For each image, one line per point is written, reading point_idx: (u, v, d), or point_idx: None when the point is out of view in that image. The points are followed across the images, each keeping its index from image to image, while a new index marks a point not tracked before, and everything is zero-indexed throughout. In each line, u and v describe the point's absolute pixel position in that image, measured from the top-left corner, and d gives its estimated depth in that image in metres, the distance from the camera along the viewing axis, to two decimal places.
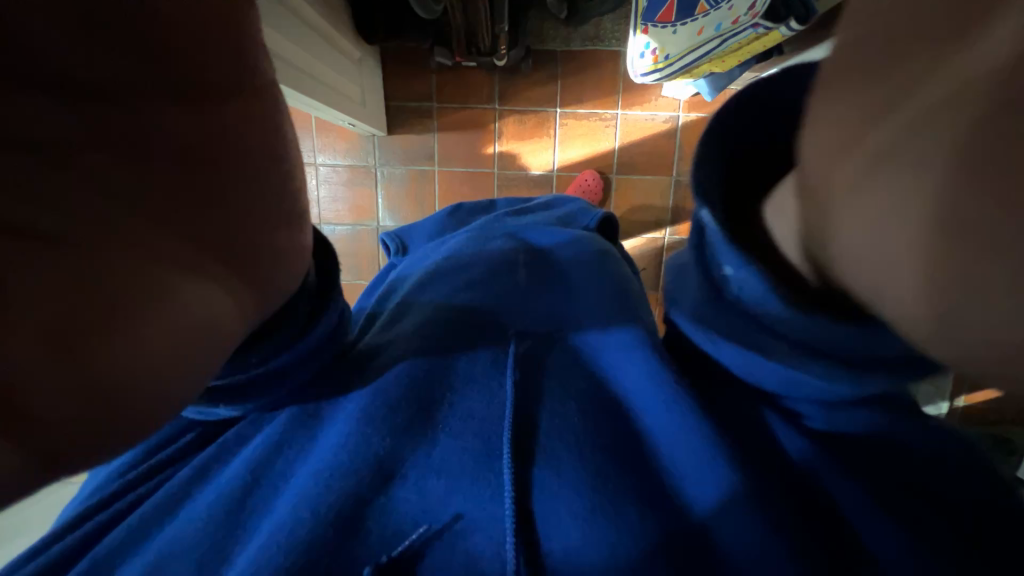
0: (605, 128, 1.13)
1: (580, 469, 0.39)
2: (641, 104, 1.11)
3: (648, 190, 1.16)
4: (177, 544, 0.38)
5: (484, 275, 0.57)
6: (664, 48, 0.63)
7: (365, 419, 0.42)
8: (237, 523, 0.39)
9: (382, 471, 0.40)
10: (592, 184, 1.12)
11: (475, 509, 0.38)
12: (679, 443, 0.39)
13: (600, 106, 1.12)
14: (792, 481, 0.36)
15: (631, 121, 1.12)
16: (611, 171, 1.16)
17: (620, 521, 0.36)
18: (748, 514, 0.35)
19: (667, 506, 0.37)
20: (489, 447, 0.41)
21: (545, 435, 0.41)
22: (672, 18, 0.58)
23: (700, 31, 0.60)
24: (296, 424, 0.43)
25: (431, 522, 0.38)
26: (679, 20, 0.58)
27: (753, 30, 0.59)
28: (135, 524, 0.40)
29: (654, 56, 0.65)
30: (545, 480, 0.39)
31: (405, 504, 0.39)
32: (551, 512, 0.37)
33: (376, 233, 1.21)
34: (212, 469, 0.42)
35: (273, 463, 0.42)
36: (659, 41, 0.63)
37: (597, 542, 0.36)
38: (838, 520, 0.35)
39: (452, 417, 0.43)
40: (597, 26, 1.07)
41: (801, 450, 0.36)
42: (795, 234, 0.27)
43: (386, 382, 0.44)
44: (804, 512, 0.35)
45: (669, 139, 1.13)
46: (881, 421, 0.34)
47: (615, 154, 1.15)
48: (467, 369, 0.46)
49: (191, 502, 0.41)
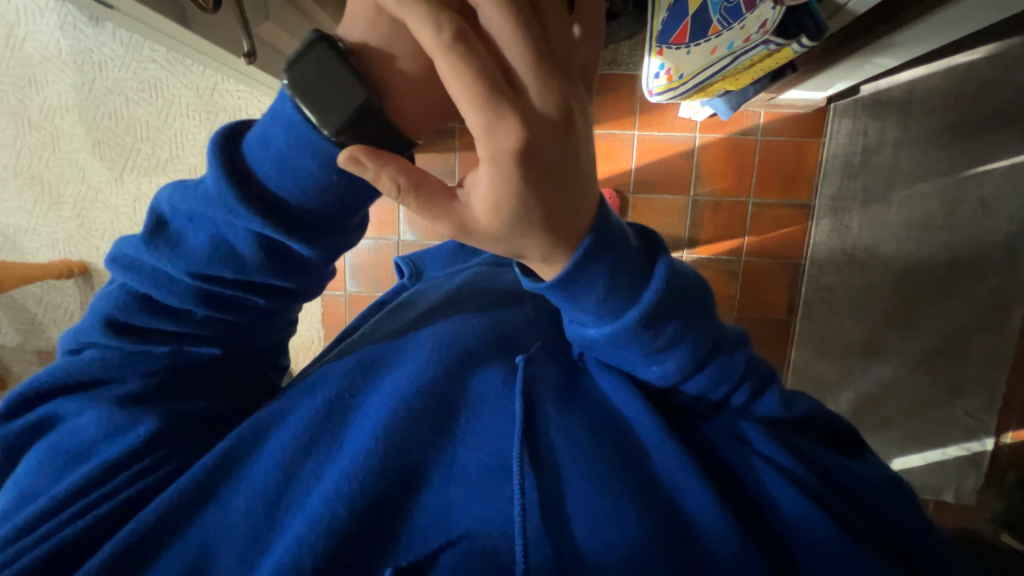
0: (622, 148, 1.16)
1: (590, 482, 0.45)
2: (658, 126, 1.14)
3: (666, 209, 1.18)
4: (220, 537, 0.44)
5: (493, 299, 0.59)
6: (677, 68, 0.67)
7: (392, 434, 0.48)
8: (272, 519, 0.45)
9: (410, 481, 0.47)
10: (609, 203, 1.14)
11: (486, 520, 0.46)
12: (676, 470, 0.46)
13: (618, 127, 1.15)
14: (771, 505, 0.46)
15: (648, 141, 1.15)
16: (628, 190, 1.18)
17: (624, 523, 0.44)
18: (736, 529, 0.43)
19: (670, 522, 0.44)
20: (502, 462, 0.47)
21: (561, 452, 0.47)
22: (686, 39, 0.64)
23: (713, 50, 0.61)
24: (323, 428, 0.49)
25: (449, 533, 0.46)
26: (692, 40, 0.63)
27: (765, 47, 0.56)
28: (154, 519, 0.43)
29: (668, 75, 0.69)
30: (562, 496, 0.46)
31: (430, 509, 0.47)
32: (576, 522, 0.45)
33: (396, 247, 1.25)
34: (238, 462, 0.47)
35: (303, 463, 0.48)
36: (673, 61, 0.67)
37: (609, 542, 0.43)
38: (804, 533, 0.44)
39: (470, 430, 0.49)
40: (614, 51, 1.11)
41: (783, 475, 0.46)
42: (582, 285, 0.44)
43: (408, 398, 0.49)
44: (776, 527, 0.45)
45: (686, 159, 1.15)
46: (838, 465, 0.49)
47: (632, 174, 1.17)
48: (481, 387, 0.51)
49: (227, 493, 0.46)
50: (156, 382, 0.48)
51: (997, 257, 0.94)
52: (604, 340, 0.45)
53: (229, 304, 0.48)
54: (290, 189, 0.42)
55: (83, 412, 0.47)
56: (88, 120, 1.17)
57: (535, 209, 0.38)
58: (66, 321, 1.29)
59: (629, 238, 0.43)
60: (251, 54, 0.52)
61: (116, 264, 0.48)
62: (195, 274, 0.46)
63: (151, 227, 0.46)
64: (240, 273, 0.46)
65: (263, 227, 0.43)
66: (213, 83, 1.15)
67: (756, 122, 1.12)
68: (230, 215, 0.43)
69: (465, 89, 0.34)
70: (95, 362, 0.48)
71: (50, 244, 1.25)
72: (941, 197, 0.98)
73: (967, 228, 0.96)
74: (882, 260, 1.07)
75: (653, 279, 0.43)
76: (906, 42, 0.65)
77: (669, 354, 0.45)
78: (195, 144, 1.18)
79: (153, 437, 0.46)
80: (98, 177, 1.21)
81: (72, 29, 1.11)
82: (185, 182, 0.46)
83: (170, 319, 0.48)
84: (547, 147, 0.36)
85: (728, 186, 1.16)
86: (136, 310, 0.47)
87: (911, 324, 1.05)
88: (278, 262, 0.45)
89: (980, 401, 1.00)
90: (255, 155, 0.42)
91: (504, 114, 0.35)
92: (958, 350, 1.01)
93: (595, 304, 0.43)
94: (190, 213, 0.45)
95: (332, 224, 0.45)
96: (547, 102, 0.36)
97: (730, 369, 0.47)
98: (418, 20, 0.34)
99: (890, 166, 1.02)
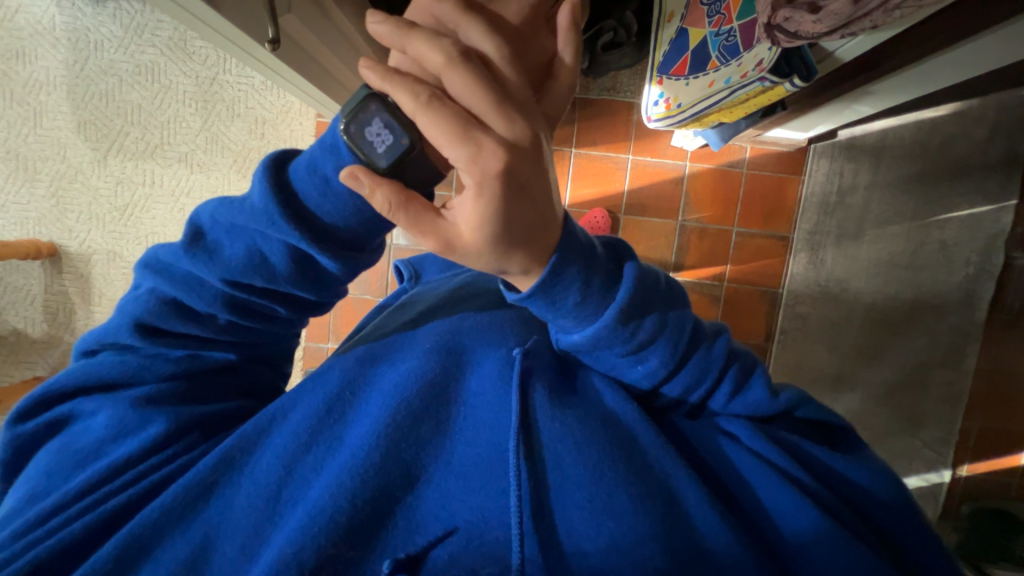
0: (616, 170, 1.20)
1: (585, 471, 0.48)
2: (651, 152, 1.19)
3: (654, 232, 1.22)
4: (229, 526, 0.49)
5: (491, 303, 0.62)
6: (677, 97, 0.71)
7: (392, 427, 0.51)
8: (276, 509, 0.50)
9: (409, 476, 0.51)
10: (601, 222, 1.18)
11: (477, 516, 0.49)
12: (662, 469, 0.49)
13: (613, 149, 1.19)
14: (747, 511, 0.50)
15: (642, 165, 1.19)
16: (621, 211, 1.21)
17: (618, 512, 0.47)
18: (722, 520, 0.47)
19: (659, 524, 0.47)
20: (501, 452, 0.50)
21: (549, 443, 0.50)
22: (686, 71, 0.69)
23: (712, 83, 0.65)
24: (323, 423, 0.53)
25: (443, 525, 0.49)
26: (691, 73, 0.68)
27: (760, 84, 0.60)
28: (164, 507, 0.48)
29: (668, 104, 0.72)
30: (558, 491, 0.49)
31: (427, 505, 0.50)
32: (569, 515, 0.48)
33: (389, 249, 1.24)
34: (238, 460, 0.51)
35: (303, 458, 0.51)
36: (672, 91, 0.71)
37: (600, 536, 0.47)
38: (775, 535, 0.49)
39: (467, 428, 0.52)
40: (614, 78, 1.16)
41: (768, 485, 0.50)
42: (566, 305, 0.47)
43: (409, 396, 0.52)
44: (752, 534, 0.49)
45: (677, 185, 1.20)
46: (823, 457, 0.53)
47: (626, 195, 1.21)
48: (477, 386, 0.54)
49: (230, 489, 0.50)
50: (173, 385, 0.56)
51: (954, 300, 1.00)
52: (587, 342, 0.49)
53: (252, 312, 0.55)
54: (327, 209, 0.47)
55: (98, 412, 0.55)
56: (76, 99, 1.14)
57: (513, 227, 0.41)
58: (26, 305, 1.22)
59: (597, 247, 0.48)
60: (276, 41, 0.51)
61: (147, 269, 0.55)
62: (227, 280, 0.52)
63: (189, 238, 0.52)
64: (268, 282, 0.52)
65: (298, 240, 0.48)
66: (214, 73, 1.14)
67: (743, 155, 1.18)
68: (270, 227, 0.48)
69: (443, 131, 0.39)
70: (114, 364, 0.55)
71: (18, 223, 1.19)
72: (908, 238, 1.04)
73: (929, 270, 1.03)
74: (853, 295, 1.13)
75: (623, 280, 0.48)
76: (883, 92, 0.72)
77: (650, 351, 0.50)
78: (188, 132, 1.16)
79: (168, 432, 0.54)
80: (80, 157, 1.17)
81: (70, 7, 1.09)
82: (227, 198, 0.52)
83: (195, 324, 0.54)
84: (521, 172, 0.39)
85: (715, 215, 1.21)
86: (167, 314, 0.54)
87: (876, 356, 1.10)
88: (305, 275, 0.51)
89: (939, 434, 1.02)
90: (300, 178, 0.47)
91: (475, 147, 0.38)
92: (917, 384, 1.05)
93: (573, 307, 0.47)
94: (228, 227, 0.51)
95: (354, 242, 0.50)
96: (514, 130, 0.39)
97: (709, 361, 0.51)
98: (399, 90, 0.40)
99: (862, 207, 1.10)
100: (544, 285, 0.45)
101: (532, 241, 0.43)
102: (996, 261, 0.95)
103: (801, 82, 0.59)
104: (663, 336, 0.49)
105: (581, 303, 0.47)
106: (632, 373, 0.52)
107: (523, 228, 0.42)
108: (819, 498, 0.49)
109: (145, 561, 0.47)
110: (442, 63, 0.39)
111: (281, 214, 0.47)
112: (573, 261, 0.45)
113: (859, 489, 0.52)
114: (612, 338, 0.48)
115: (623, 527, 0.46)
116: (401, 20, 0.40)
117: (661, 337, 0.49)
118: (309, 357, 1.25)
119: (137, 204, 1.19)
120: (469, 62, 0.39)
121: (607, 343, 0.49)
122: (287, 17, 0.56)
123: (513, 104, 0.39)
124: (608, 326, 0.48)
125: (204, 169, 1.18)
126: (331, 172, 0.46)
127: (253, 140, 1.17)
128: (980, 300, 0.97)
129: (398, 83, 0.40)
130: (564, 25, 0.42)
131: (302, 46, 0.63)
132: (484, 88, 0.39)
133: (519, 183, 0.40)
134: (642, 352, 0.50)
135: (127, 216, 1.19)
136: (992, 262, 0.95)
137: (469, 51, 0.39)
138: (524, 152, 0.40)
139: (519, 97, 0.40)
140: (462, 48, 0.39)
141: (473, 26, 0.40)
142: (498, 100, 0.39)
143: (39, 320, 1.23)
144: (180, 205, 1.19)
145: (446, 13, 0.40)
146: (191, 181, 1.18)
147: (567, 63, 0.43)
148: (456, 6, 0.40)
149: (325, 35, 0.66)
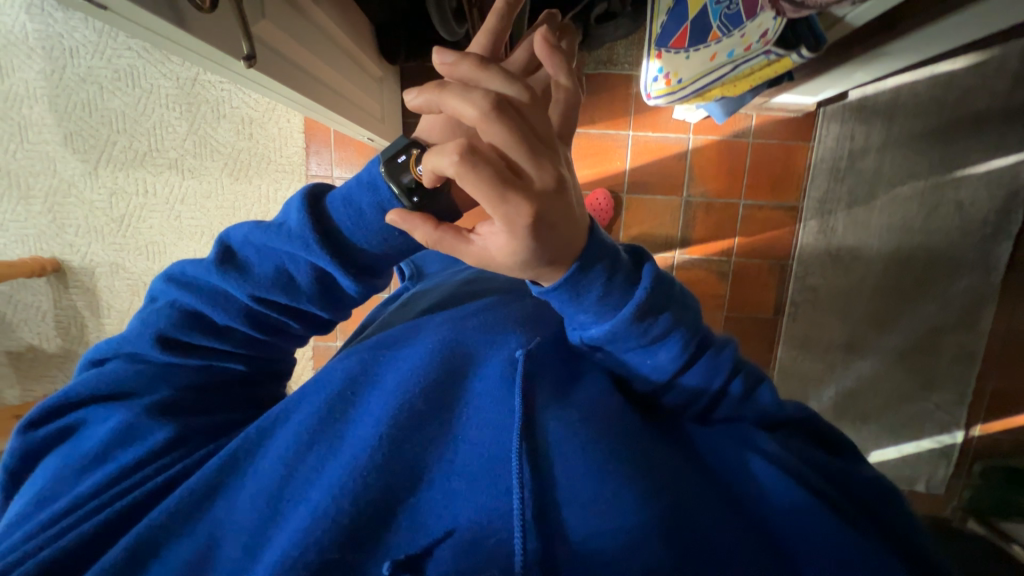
0: (617, 148, 1.17)
1: (588, 470, 0.46)
2: (652, 127, 1.15)
3: (658, 210, 1.19)
4: (230, 524, 0.49)
5: (494, 301, 0.60)
6: (676, 73, 0.67)
7: (394, 425, 0.50)
8: (278, 513, 0.49)
9: (414, 477, 0.49)
10: (604, 204, 1.15)
11: (473, 514, 0.46)
12: (672, 463, 0.48)
13: (612, 127, 1.15)
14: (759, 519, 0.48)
15: (642, 142, 1.16)
16: (622, 190, 1.19)
17: (625, 507, 0.44)
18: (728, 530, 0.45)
19: (671, 528, 0.44)
20: (503, 450, 0.47)
21: (554, 435, 0.48)
22: (685, 43, 0.64)
23: (713, 57, 0.61)
24: (325, 425, 0.52)
25: (441, 529, 0.46)
26: (691, 45, 0.63)
27: (766, 57, 0.58)
28: (174, 509, 0.49)
29: (667, 80, 0.68)
30: (564, 493, 0.46)
31: (430, 505, 0.48)
32: (576, 513, 0.45)
33: None
34: (244, 464, 0.52)
35: (306, 460, 0.51)
36: (671, 65, 0.67)
37: (610, 534, 0.44)
38: (776, 531, 0.47)
39: (469, 426, 0.50)
40: (610, 50, 1.11)
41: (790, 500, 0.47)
42: (597, 297, 0.46)
43: (414, 395, 0.51)
44: (765, 545, 0.46)
45: (679, 160, 1.16)
46: (853, 475, 0.51)
47: (627, 174, 1.18)
48: (481, 386, 0.52)
49: (233, 492, 0.51)
50: (187, 395, 0.57)
51: (970, 258, 1.03)
52: (604, 336, 0.48)
53: (272, 327, 0.57)
54: (359, 237, 0.49)
55: (109, 417, 0.56)
56: (58, 110, 1.11)
57: (549, 251, 0.40)
58: (38, 320, 1.24)
59: (621, 252, 0.47)
60: (250, 56, 0.49)
61: (173, 282, 0.57)
62: (255, 296, 0.54)
63: (219, 256, 0.54)
64: (293, 300, 0.53)
65: (331, 264, 0.49)
66: (194, 74, 1.11)
67: (748, 124, 1.13)
68: (304, 250, 0.50)
69: (505, 145, 0.37)
70: (130, 374, 0.57)
71: (20, 240, 1.18)
72: (922, 199, 1.04)
73: (941, 230, 1.04)
74: (865, 263, 1.10)
75: (642, 278, 0.47)
76: (896, 53, 0.68)
77: (662, 345, 0.49)
78: (176, 137, 1.14)
79: (178, 436, 0.55)
80: (70, 170, 1.15)
81: (40, 11, 1.05)
82: (260, 221, 0.53)
83: (218, 338, 0.56)
84: (550, 214, 0.38)
85: (721, 188, 1.17)
86: (188, 326, 0.56)
87: (889, 323, 1.11)
88: (326, 296, 0.53)
89: (952, 396, 1.09)
90: (337, 211, 0.49)
91: (511, 198, 0.36)
92: (930, 347, 1.09)
93: (596, 300, 0.46)
94: (260, 246, 0.53)
95: (373, 267, 0.52)
96: (554, 158, 0.39)
97: (717, 366, 0.51)
98: (459, 96, 0.37)
99: (875, 171, 1.06)
100: (567, 282, 0.44)
101: (559, 264, 0.42)
102: (1014, 218, 0.99)
103: (809, 52, 0.56)
104: (681, 320, 0.48)
105: (608, 295, 0.46)
106: (638, 368, 0.51)
107: (557, 251, 0.41)
108: (826, 495, 0.48)
109: (155, 559, 0.47)
110: (476, 117, 0.37)
111: (317, 240, 0.49)
112: (594, 260, 0.44)
113: (887, 499, 0.50)
114: (625, 328, 0.47)
115: (627, 527, 0.44)
116: (432, 84, 0.39)
117: (676, 322, 0.48)
118: (319, 356, 1.27)
119: (134, 214, 1.18)
120: (502, 115, 0.37)
121: (634, 340, 0.48)
122: (262, 22, 0.55)
123: (542, 150, 0.38)
124: (636, 313, 0.46)
125: (197, 173, 1.16)
126: (367, 206, 0.48)
127: (242, 141, 1.14)
128: (996, 265, 1.02)
129: (436, 150, 0.38)
130: (545, 52, 0.39)
131: (289, 51, 0.61)
132: (516, 142, 0.37)
133: (557, 204, 0.38)
134: (656, 352, 0.49)
135: (125, 226, 1.19)
136: (1010, 220, 0.99)
137: (501, 100, 0.37)
138: (565, 178, 0.39)
139: (544, 139, 0.39)
140: (494, 101, 0.37)
141: (498, 80, 0.39)
142: (544, 125, 0.39)
143: (52, 333, 1.25)
144: (176, 212, 1.18)
145: (466, 72, 0.39)
146: (185, 187, 1.17)
147: (562, 82, 0.40)
148: (476, 64, 0.39)
149: (303, 37, 0.64)
